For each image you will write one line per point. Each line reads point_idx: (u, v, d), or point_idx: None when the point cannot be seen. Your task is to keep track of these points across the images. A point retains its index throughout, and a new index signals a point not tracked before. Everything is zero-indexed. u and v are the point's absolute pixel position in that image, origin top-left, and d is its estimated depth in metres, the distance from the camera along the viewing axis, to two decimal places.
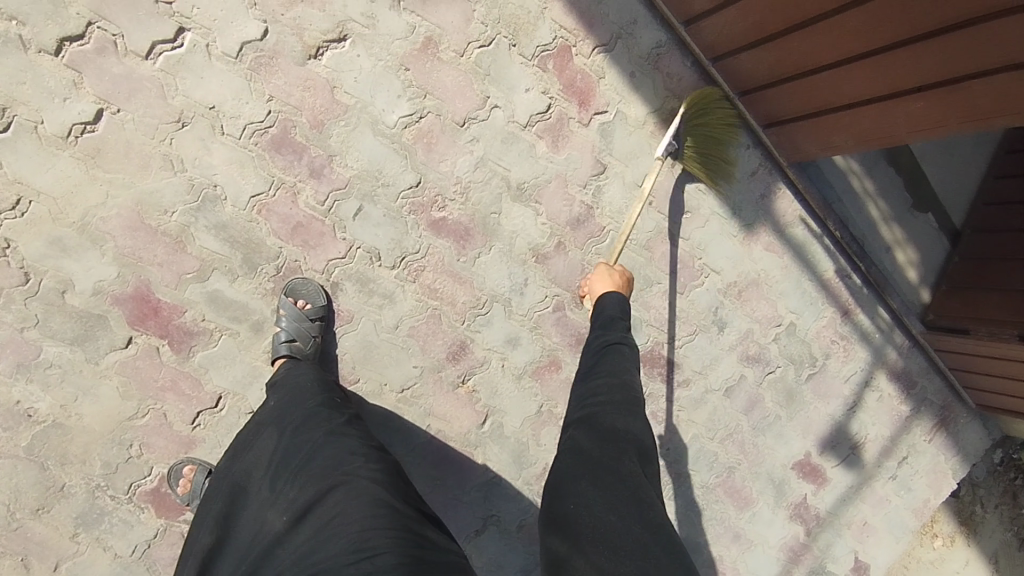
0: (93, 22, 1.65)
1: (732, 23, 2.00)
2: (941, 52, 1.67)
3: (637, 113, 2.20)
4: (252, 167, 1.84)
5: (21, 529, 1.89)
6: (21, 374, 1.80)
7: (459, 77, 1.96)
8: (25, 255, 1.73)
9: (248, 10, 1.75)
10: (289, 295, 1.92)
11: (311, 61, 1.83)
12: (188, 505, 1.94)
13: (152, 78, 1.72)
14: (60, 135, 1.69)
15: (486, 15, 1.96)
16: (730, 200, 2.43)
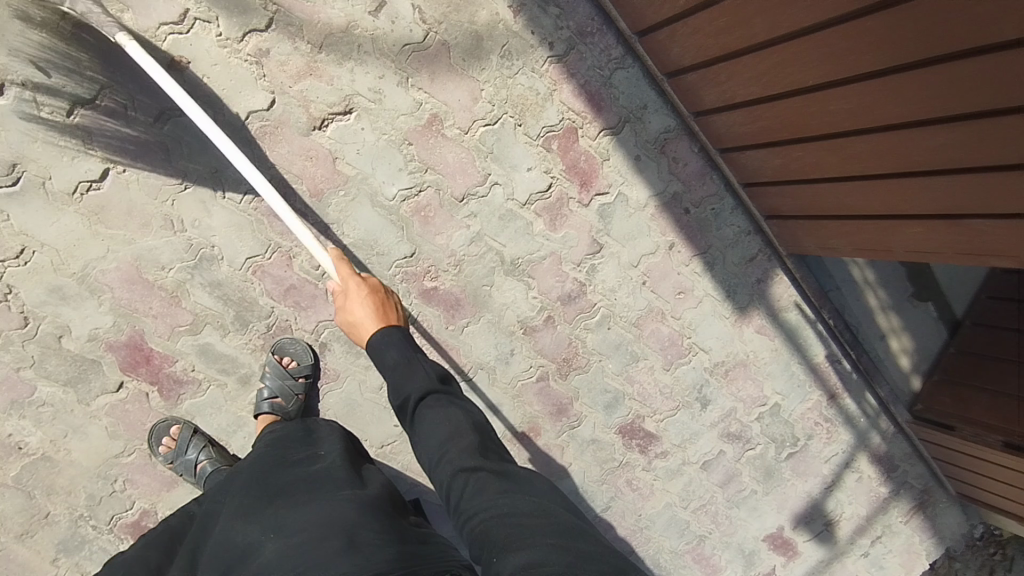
0: (106, 88, 1.73)
1: (740, 124, 2.02)
2: (942, 191, 1.68)
3: (638, 196, 2.22)
4: (250, 232, 1.90)
5: (6, 550, 1.96)
6: (14, 410, 1.88)
7: (460, 154, 2.00)
8: (25, 301, 1.80)
9: (257, 81, 1.80)
10: (276, 352, 1.96)
11: (315, 133, 1.87)
12: (171, 464, 1.91)
13: (160, 143, 1.79)
14: (67, 191, 1.76)
15: (493, 96, 1.99)
16: (724, 282, 2.42)
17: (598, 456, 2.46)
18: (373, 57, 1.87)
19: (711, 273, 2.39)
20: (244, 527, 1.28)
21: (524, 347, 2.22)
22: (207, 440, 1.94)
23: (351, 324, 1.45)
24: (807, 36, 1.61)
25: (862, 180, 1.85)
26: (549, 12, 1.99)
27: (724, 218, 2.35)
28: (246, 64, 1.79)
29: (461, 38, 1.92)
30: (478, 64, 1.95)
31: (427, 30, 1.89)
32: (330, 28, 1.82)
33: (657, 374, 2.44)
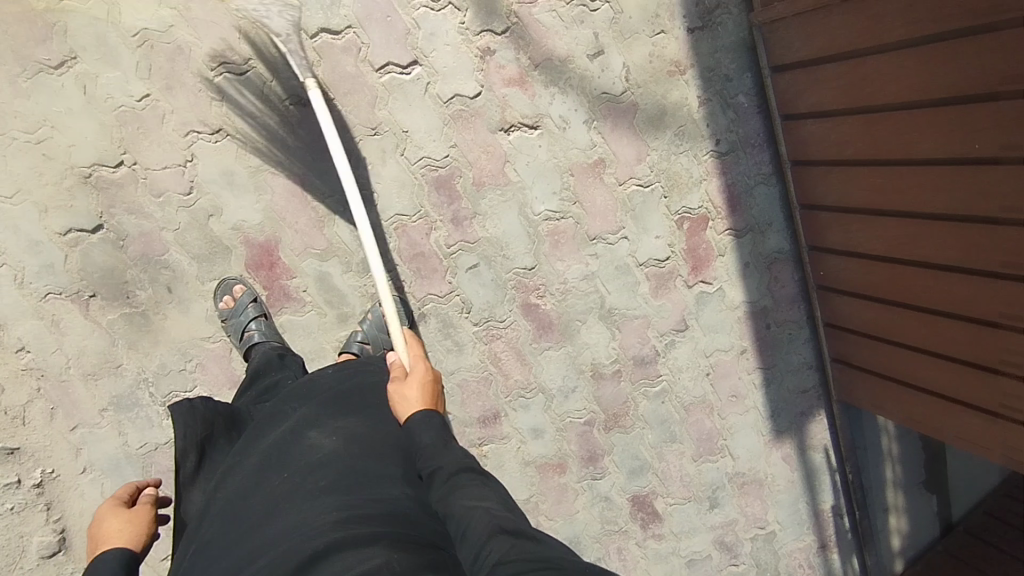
0: (351, 27, 1.91)
1: (848, 269, 2.20)
2: (1000, 393, 1.87)
3: (734, 298, 2.39)
4: (409, 192, 2.07)
5: (65, 383, 2.06)
6: (141, 263, 2.00)
7: (608, 200, 2.19)
8: (199, 174, 1.95)
9: (474, 72, 2.00)
10: (383, 305, 2.12)
11: (500, 133, 2.06)
12: (223, 321, 2.03)
13: (373, 89, 1.96)
14: (280, 98, 1.94)
15: (655, 164, 2.19)
16: (774, 404, 2.55)
17: (604, 514, 2.55)
18: (575, 92, 2.07)
19: (766, 390, 2.53)
20: (308, 430, 1.50)
21: (586, 388, 2.37)
22: (262, 311, 2.04)
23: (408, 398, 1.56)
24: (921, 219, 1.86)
25: (936, 359, 2.04)
26: (727, 114, 2.19)
27: (796, 346, 2.49)
28: (472, 55, 1.98)
29: (651, 106, 2.13)
30: (654, 133, 2.16)
31: (626, 88, 2.10)
32: (552, 54, 2.03)
33: (683, 461, 2.57)
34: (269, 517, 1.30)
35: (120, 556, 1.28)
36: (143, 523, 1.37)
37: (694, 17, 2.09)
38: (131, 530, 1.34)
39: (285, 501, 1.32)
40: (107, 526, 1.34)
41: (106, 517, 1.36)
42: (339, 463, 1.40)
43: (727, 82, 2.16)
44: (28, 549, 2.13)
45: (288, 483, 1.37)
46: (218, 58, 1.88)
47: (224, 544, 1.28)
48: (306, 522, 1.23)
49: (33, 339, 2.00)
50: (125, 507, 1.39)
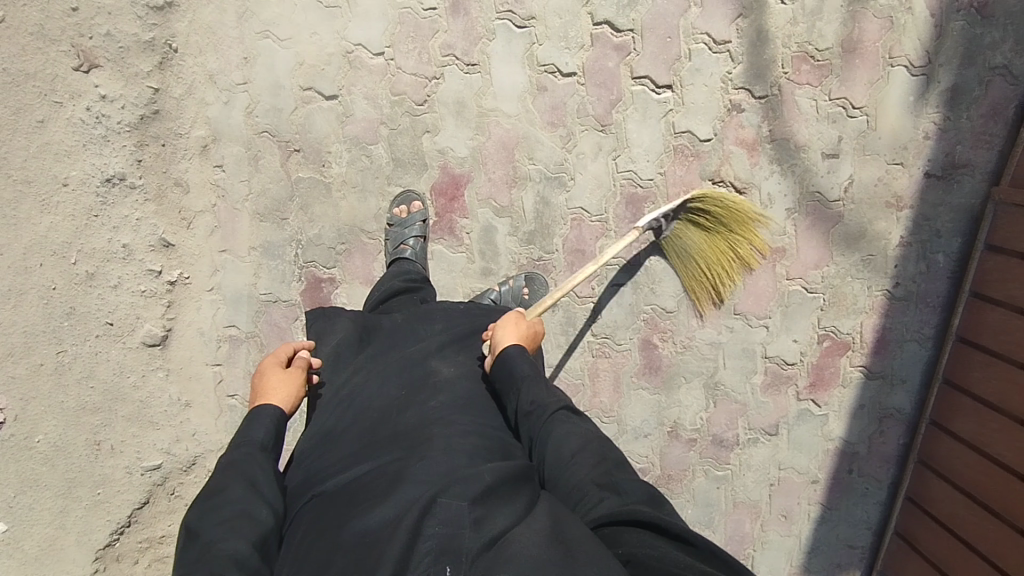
0: (633, 32, 2.00)
1: (956, 457, 2.18)
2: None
3: (832, 430, 2.38)
4: (602, 194, 2.13)
5: (238, 211, 2.24)
6: (349, 143, 2.14)
7: (769, 286, 2.21)
8: (438, 92, 2.08)
9: (715, 118, 2.05)
10: (525, 279, 2.17)
11: (708, 182, 2.11)
12: (388, 226, 2.16)
13: (622, 92, 2.04)
14: (539, 61, 2.03)
15: (828, 277, 2.19)
16: (817, 541, 2.52)
17: None
18: (793, 179, 2.10)
19: (816, 526, 2.50)
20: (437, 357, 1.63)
21: (658, 440, 2.39)
22: (423, 234, 2.16)
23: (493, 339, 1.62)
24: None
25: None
26: (919, 264, 2.17)
27: (866, 501, 2.46)
28: (721, 104, 2.04)
29: (853, 224, 2.14)
30: (844, 249, 2.16)
31: (840, 198, 2.11)
32: (790, 137, 2.07)
33: None
34: (383, 423, 1.43)
35: (274, 413, 1.39)
36: (295, 387, 1.46)
37: (938, 165, 2.08)
38: (286, 389, 1.44)
39: (404, 413, 1.44)
40: (268, 380, 1.45)
41: (266, 371, 1.47)
42: (454, 390, 1.53)
43: (935, 236, 2.15)
44: (137, 330, 2.29)
45: (409, 397, 1.49)
46: (508, 5, 2.00)
47: (341, 439, 1.43)
48: (421, 437, 1.35)
49: (232, 163, 2.19)
50: (281, 366, 1.50)
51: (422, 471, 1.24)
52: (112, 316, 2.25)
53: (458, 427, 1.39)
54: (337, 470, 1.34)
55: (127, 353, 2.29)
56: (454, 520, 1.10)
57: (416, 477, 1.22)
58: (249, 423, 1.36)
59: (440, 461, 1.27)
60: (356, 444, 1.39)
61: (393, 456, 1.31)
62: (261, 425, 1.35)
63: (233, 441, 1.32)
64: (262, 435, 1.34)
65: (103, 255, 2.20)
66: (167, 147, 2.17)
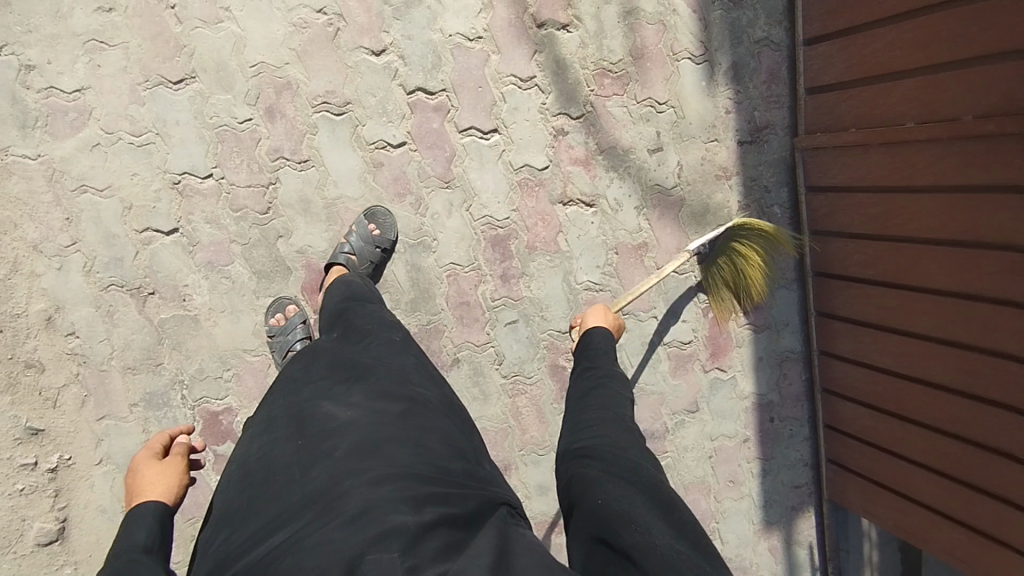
0: (446, 91, 2.09)
1: (856, 378, 2.35)
2: (984, 509, 2.01)
3: (744, 389, 2.54)
4: (468, 245, 2.19)
5: (105, 373, 2.10)
6: (204, 270, 2.09)
7: (645, 280, 2.34)
8: (279, 196, 2.07)
9: (545, 147, 2.18)
10: (368, 217, 2.09)
11: (559, 205, 2.23)
12: (270, 336, 2.10)
13: (453, 147, 2.13)
14: (368, 140, 2.08)
15: (692, 255, 2.36)
16: (767, 494, 2.65)
17: None
18: (632, 180, 2.26)
19: (762, 480, 2.64)
20: (325, 397, 1.45)
21: None
22: (310, 334, 2.09)
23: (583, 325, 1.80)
24: (938, 300, 1.98)
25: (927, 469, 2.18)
26: (763, 221, 2.39)
27: (795, 441, 2.63)
28: (547, 133, 2.17)
29: (696, 203, 2.32)
30: (696, 228, 2.34)
31: (677, 183, 2.30)
32: (617, 144, 2.23)
33: None
34: (290, 491, 1.23)
35: (155, 510, 1.27)
36: (175, 477, 1.36)
37: (745, 132, 2.32)
38: (164, 484, 1.33)
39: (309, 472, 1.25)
40: (143, 478, 1.34)
41: (140, 468, 1.37)
42: (358, 425, 1.34)
43: (766, 192, 2.38)
44: (27, 533, 2.11)
45: (313, 453, 1.29)
46: (320, 98, 2.04)
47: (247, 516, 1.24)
48: (337, 493, 1.17)
49: (85, 326, 2.06)
50: (156, 459, 1.39)
51: (343, 535, 1.08)
52: None
53: (379, 464, 1.22)
54: (251, 549, 1.16)
55: (22, 562, 2.11)
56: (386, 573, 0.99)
57: (342, 541, 1.08)
58: (127, 528, 1.22)
59: (365, 514, 1.10)
60: (267, 521, 1.19)
61: (309, 517, 1.15)
62: (143, 524, 1.23)
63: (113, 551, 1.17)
64: (145, 537, 1.20)
65: None
66: (7, 331, 2.02)
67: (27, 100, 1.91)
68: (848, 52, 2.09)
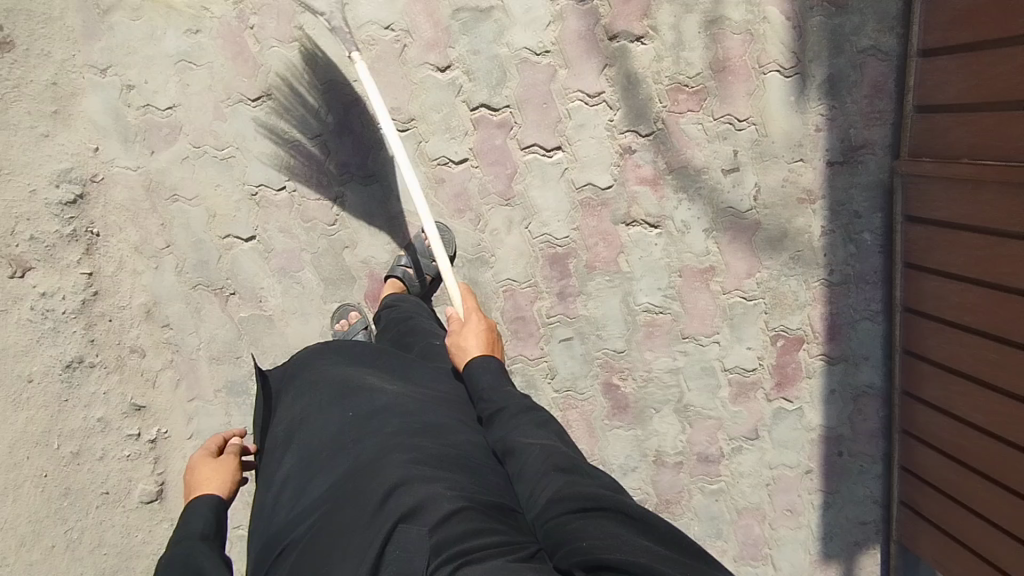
0: (510, 107, 2.05)
1: (940, 426, 2.16)
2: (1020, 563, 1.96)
3: (811, 420, 2.39)
4: (525, 262, 2.18)
5: (194, 361, 2.33)
6: (279, 274, 2.24)
7: (709, 305, 2.24)
8: (346, 209, 2.15)
9: (611, 165, 2.10)
10: (428, 232, 2.13)
11: (622, 225, 2.15)
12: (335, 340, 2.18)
13: (515, 164, 2.10)
14: (431, 156, 2.10)
15: (763, 281, 2.22)
16: (829, 526, 2.51)
17: None
18: (702, 202, 2.14)
19: (823, 512, 2.50)
20: (369, 373, 1.53)
21: (646, 470, 2.43)
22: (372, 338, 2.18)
23: (457, 348, 1.52)
24: None
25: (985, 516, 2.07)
26: (849, 248, 2.19)
27: (865, 478, 2.46)
28: (613, 151, 2.09)
29: (773, 227, 2.16)
30: (770, 253, 2.19)
31: (752, 207, 2.15)
32: (688, 163, 2.11)
33: (723, 558, 2.57)
34: (335, 462, 1.29)
35: (212, 501, 1.37)
36: (229, 473, 1.46)
37: (837, 151, 2.11)
38: (220, 478, 1.44)
39: (352, 449, 1.29)
40: (200, 473, 1.44)
41: (198, 466, 1.47)
42: (401, 404, 1.38)
43: (855, 217, 2.17)
44: (132, 491, 2.39)
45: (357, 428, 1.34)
46: (386, 114, 2.07)
47: (297, 489, 1.30)
48: (376, 467, 1.19)
49: (177, 319, 2.29)
50: (212, 457, 1.50)
51: (374, 516, 1.10)
52: (107, 485, 2.34)
53: (417, 446, 1.24)
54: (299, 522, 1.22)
55: (130, 514, 2.39)
56: (414, 554, 1.01)
57: (377, 511, 1.10)
58: (186, 518, 1.32)
59: (402, 489, 1.12)
60: (312, 490, 1.25)
61: (348, 489, 1.19)
62: (201, 514, 1.33)
63: (173, 538, 1.26)
64: (203, 527, 1.29)
65: (82, 433, 2.27)
66: (114, 320, 2.27)
67: (127, 116, 2.10)
68: (968, 73, 1.83)
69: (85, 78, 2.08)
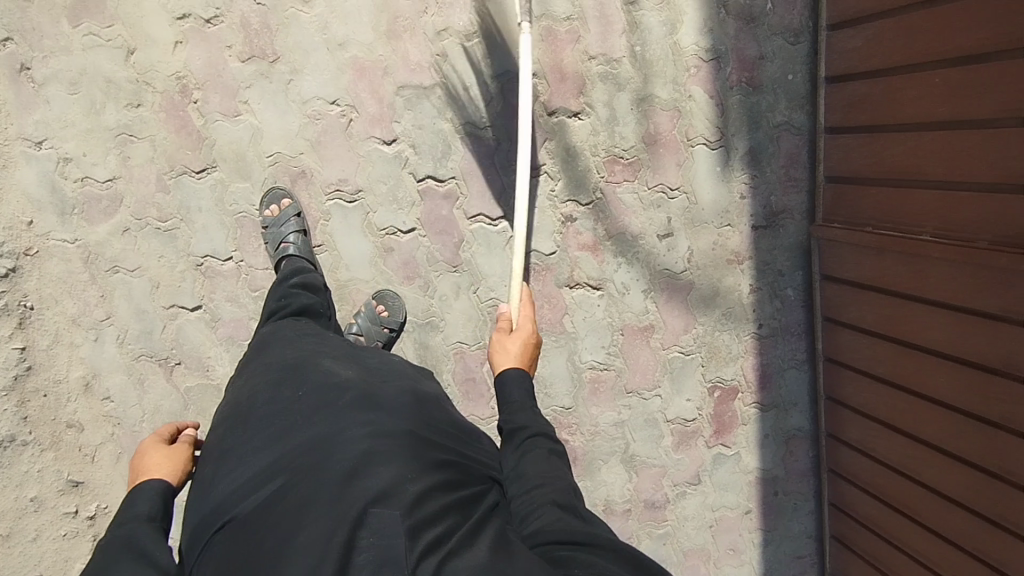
0: (455, 178, 2.13)
1: (862, 467, 2.32)
2: None
3: (748, 463, 2.53)
4: (474, 325, 2.24)
5: (136, 433, 2.27)
6: (226, 344, 2.22)
7: (650, 360, 2.36)
8: None
9: (553, 232, 2.20)
10: (376, 299, 2.16)
11: (566, 288, 2.25)
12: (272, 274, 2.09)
13: (462, 233, 2.17)
14: (379, 227, 2.15)
15: (699, 336, 2.35)
16: (768, 562, 2.65)
17: None
18: (640, 265, 2.26)
19: (763, 549, 2.63)
20: (325, 361, 1.52)
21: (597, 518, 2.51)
22: (304, 228, 2.09)
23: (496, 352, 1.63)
24: (950, 414, 1.93)
25: (922, 534, 2.15)
26: (774, 303, 2.36)
27: (799, 514, 2.61)
28: (555, 219, 2.19)
29: (705, 287, 2.31)
30: (704, 310, 2.33)
31: (686, 268, 2.28)
32: (625, 230, 2.23)
33: None
34: (296, 432, 1.26)
35: (158, 485, 1.38)
36: (179, 459, 1.48)
37: (760, 216, 2.27)
38: (168, 463, 1.46)
39: (307, 425, 1.28)
40: (147, 460, 1.46)
41: (148, 452, 1.48)
42: (360, 387, 1.38)
43: (779, 275, 2.34)
44: (70, 570, 2.28)
45: (310, 405, 1.33)
46: (334, 186, 2.12)
47: (248, 458, 1.26)
48: (336, 444, 1.20)
49: (118, 391, 2.23)
50: (163, 445, 1.52)
51: (339, 489, 1.10)
52: (41, 566, 2.25)
53: (380, 424, 1.25)
54: (247, 490, 1.19)
55: None
56: (389, 532, 1.03)
57: (342, 488, 1.10)
58: (130, 502, 1.33)
59: (364, 468, 1.13)
60: (267, 460, 1.23)
61: (306, 463, 1.17)
62: (145, 498, 1.34)
63: (116, 519, 1.29)
64: (147, 509, 1.31)
65: (14, 513, 2.20)
66: (50, 394, 2.19)
67: (65, 189, 2.06)
68: (871, 151, 2.01)
69: (19, 151, 2.02)
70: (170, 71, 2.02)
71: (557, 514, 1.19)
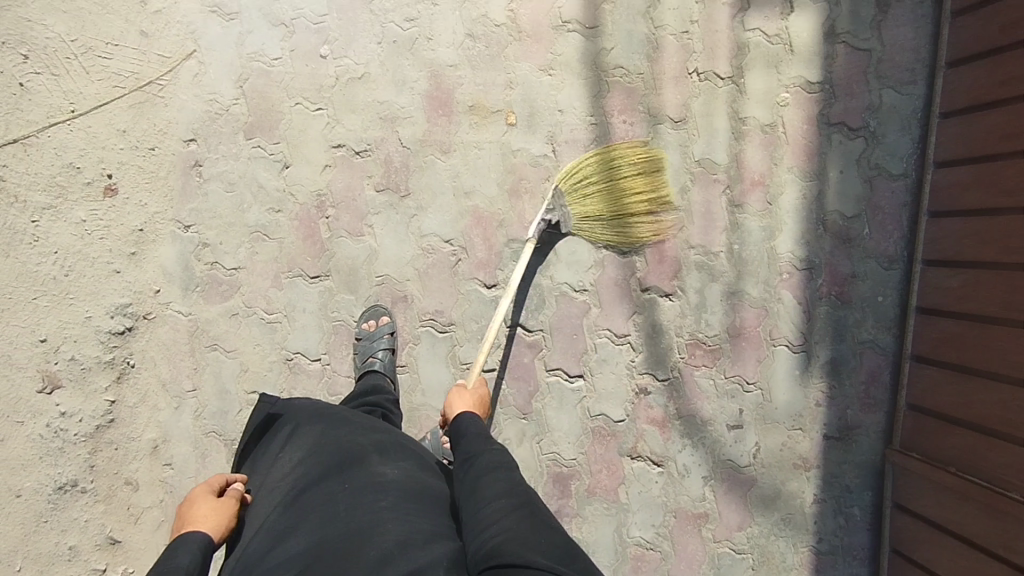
0: (542, 331, 2.24)
1: None
2: None
3: None
4: (529, 474, 2.25)
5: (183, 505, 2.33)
6: None
7: (698, 550, 2.28)
8: None
9: (626, 400, 2.24)
10: None
11: (627, 457, 2.26)
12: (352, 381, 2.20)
13: (538, 383, 2.24)
14: (462, 361, 2.24)
15: (753, 537, 2.27)
16: None
17: None
18: (704, 450, 2.26)
19: None
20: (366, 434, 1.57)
21: None
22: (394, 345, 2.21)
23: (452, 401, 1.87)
24: None
25: None
26: (838, 519, 2.28)
27: None
28: (629, 388, 2.24)
29: (767, 486, 2.26)
30: (762, 510, 2.27)
31: (750, 463, 2.26)
32: (696, 412, 2.25)
33: None
34: (337, 513, 1.33)
35: (201, 540, 1.34)
36: (225, 514, 1.44)
37: (834, 427, 2.26)
38: (215, 517, 1.42)
39: (344, 508, 1.34)
40: (196, 509, 1.42)
41: (198, 501, 1.45)
42: (399, 479, 1.44)
43: (846, 491, 2.27)
44: None
45: (349, 488, 1.39)
46: (429, 315, 2.25)
47: (289, 531, 1.33)
48: (373, 529, 1.27)
49: (180, 461, 2.32)
50: (212, 495, 1.48)
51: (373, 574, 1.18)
52: None
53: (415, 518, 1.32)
54: (285, 567, 1.25)
55: None
56: None
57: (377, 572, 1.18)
58: (172, 551, 1.30)
59: (401, 557, 1.21)
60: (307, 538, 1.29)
61: (343, 545, 1.25)
62: (188, 550, 1.30)
63: (155, 566, 1.25)
64: (188, 561, 1.28)
65: (48, 558, 2.23)
66: (120, 450, 2.29)
67: (195, 268, 2.27)
68: (958, 392, 2.01)
69: (168, 229, 2.27)
70: (314, 188, 2.26)
71: (521, 521, 1.24)
